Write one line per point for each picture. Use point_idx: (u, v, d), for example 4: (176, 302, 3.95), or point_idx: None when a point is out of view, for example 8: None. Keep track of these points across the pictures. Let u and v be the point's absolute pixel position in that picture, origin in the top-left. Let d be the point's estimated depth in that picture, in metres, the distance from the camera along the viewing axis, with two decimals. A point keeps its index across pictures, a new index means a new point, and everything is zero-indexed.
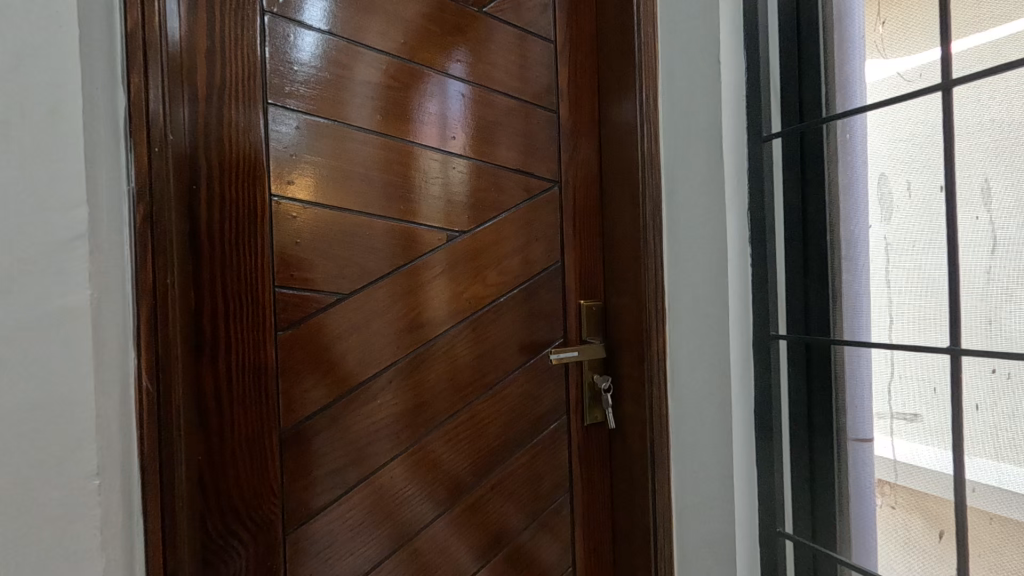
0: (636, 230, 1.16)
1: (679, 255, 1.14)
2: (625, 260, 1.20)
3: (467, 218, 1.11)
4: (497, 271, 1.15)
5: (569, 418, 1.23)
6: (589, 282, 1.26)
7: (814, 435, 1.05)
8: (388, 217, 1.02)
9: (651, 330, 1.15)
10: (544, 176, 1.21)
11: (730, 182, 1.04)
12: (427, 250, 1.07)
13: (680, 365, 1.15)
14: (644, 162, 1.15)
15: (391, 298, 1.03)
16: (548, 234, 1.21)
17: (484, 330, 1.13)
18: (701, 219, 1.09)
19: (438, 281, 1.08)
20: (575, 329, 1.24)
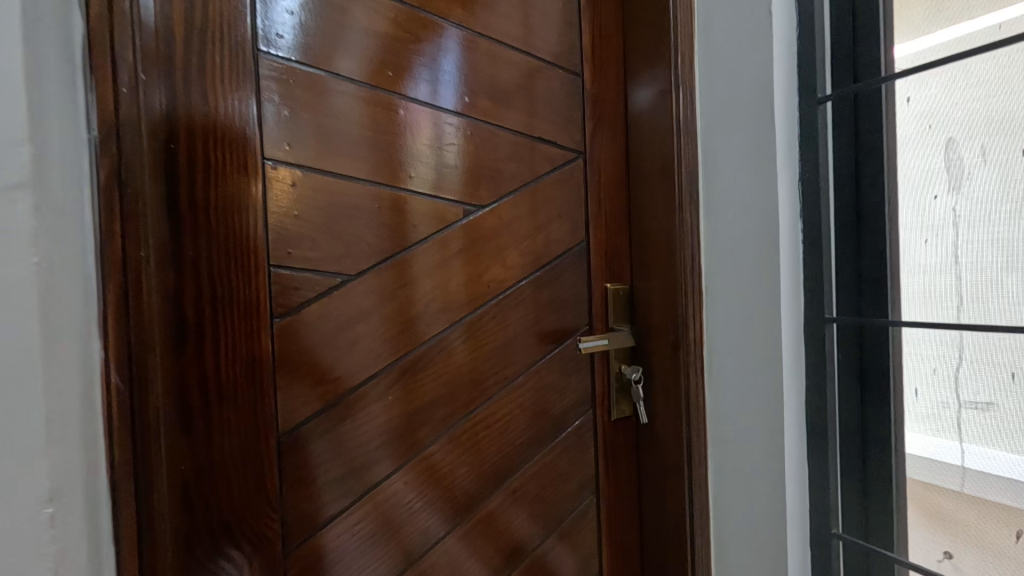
0: (669, 206, 1.06)
1: (718, 232, 1.04)
2: (655, 239, 1.10)
3: (485, 191, 1.00)
4: (518, 251, 1.04)
5: (595, 413, 1.12)
6: (614, 263, 1.15)
7: (867, 427, 0.96)
8: (397, 188, 0.90)
9: (687, 314, 1.05)
10: (566, 147, 1.09)
11: (782, 149, 0.94)
12: (442, 226, 0.95)
13: (717, 353, 1.06)
14: (680, 130, 1.05)
15: (398, 282, 0.90)
16: (572, 210, 1.10)
17: (502, 319, 1.02)
18: (745, 192, 0.99)
19: (453, 262, 0.96)
20: (601, 316, 1.14)
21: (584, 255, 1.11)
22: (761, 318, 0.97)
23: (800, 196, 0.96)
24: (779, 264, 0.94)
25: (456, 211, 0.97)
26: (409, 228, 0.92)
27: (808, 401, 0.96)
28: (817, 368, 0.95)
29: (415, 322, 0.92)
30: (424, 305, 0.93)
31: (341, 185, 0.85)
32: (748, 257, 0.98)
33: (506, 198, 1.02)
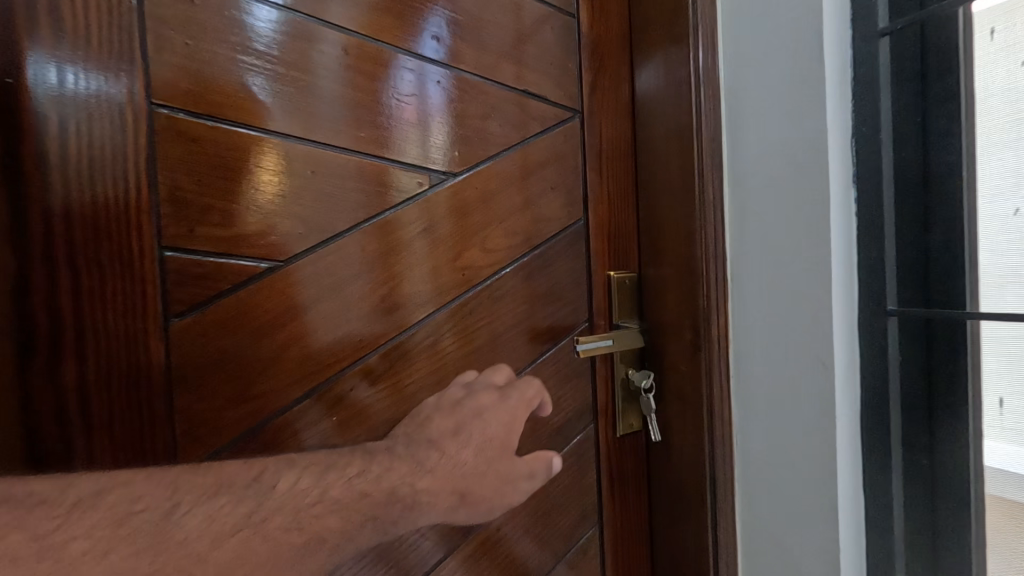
0: (686, 174, 0.87)
1: (746, 206, 0.85)
2: (669, 216, 0.90)
3: (458, 155, 0.80)
4: (502, 230, 0.84)
5: (597, 428, 0.93)
6: (619, 247, 0.96)
7: (936, 452, 0.74)
8: (339, 149, 0.70)
9: (709, 307, 0.85)
10: (559, 105, 0.90)
11: (833, 91, 0.73)
12: (399, 198, 0.75)
13: (745, 354, 0.86)
14: (698, 79, 0.85)
15: (337, 268, 0.70)
16: (567, 182, 0.91)
17: (482, 316, 0.82)
18: (780, 153, 0.79)
19: (416, 245, 0.76)
20: (604, 309, 0.95)
21: (582, 236, 0.92)
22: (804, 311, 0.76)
23: (851, 159, 0.77)
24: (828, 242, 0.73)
25: (419, 180, 0.76)
26: (354, 200, 0.71)
27: (866, 415, 0.78)
28: (876, 374, 0.76)
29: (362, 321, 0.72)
30: (376, 298, 0.73)
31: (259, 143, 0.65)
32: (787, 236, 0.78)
33: (482, 165, 0.82)
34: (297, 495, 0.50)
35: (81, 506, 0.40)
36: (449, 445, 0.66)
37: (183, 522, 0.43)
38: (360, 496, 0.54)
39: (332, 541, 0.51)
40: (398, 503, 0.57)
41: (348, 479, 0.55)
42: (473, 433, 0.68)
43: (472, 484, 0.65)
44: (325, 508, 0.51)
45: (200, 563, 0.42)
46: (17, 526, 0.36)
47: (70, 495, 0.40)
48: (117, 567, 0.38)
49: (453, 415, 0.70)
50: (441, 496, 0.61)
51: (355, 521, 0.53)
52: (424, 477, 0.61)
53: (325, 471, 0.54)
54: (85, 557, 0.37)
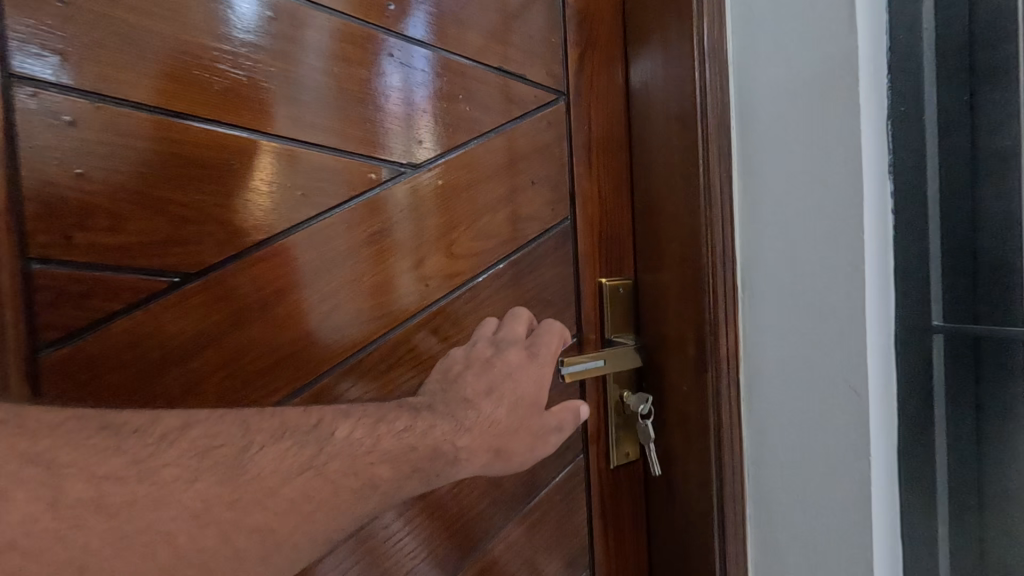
0: (688, 164, 0.74)
1: (759, 203, 0.72)
2: (669, 213, 0.78)
3: (419, 145, 0.68)
4: (475, 232, 0.72)
5: (588, 459, 0.81)
6: (612, 249, 0.84)
7: (988, 506, 0.60)
8: (271, 136, 0.58)
9: (716, 322, 0.73)
10: (542, 85, 0.78)
11: (864, 65, 0.61)
12: (348, 195, 0.63)
13: (758, 377, 0.73)
14: (702, 55, 0.73)
15: (273, 277, 0.59)
16: (552, 176, 0.78)
17: (450, 333, 0.71)
18: (801, 137, 0.66)
19: (369, 250, 0.64)
20: (594, 322, 0.83)
21: (569, 238, 0.80)
22: (832, 325, 0.64)
23: (888, 142, 0.63)
24: (861, 242, 0.61)
25: (373, 173, 0.65)
26: (291, 198, 0.59)
27: (902, 456, 0.64)
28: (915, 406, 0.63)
29: (304, 340, 0.61)
30: (321, 313, 0.62)
31: (162, 128, 0.53)
32: (810, 238, 0.66)
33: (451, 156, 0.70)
34: (352, 444, 0.47)
35: (171, 436, 0.38)
36: (483, 405, 0.58)
37: (257, 460, 0.40)
38: (410, 448, 0.50)
39: (385, 489, 0.48)
40: (441, 457, 0.52)
41: (396, 433, 0.50)
42: (506, 390, 0.61)
43: (506, 441, 0.59)
44: (377, 458, 0.47)
45: (270, 498, 0.40)
46: (115, 449, 0.36)
47: (158, 426, 0.39)
48: (199, 497, 0.37)
49: (485, 371, 0.61)
50: (476, 454, 0.56)
51: (404, 473, 0.49)
52: (462, 437, 0.55)
53: (369, 424, 0.49)
54: (177, 483, 0.36)
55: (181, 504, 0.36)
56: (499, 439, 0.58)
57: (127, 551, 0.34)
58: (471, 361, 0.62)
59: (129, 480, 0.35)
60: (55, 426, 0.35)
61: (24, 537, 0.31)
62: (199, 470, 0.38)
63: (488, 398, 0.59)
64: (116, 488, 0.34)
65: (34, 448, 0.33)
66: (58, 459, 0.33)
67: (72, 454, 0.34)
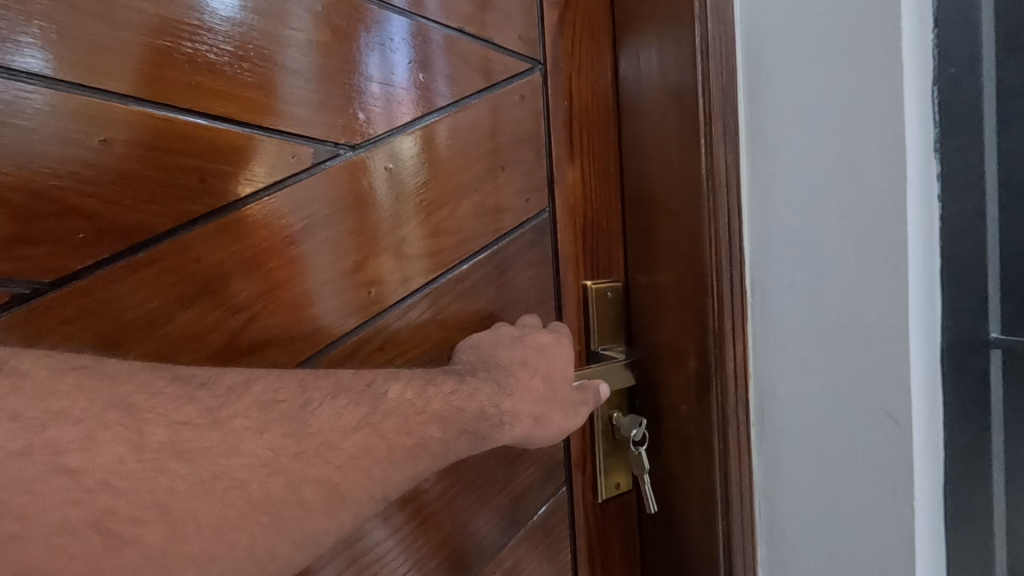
0: (688, 145, 0.62)
1: (773, 191, 0.60)
2: (666, 205, 0.66)
3: (359, 122, 0.54)
4: (434, 228, 0.60)
5: (572, 493, 0.70)
6: (597, 247, 0.72)
7: None
8: (153, 105, 0.44)
9: (723, 334, 0.61)
10: (514, 52, 0.65)
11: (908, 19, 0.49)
12: (264, 183, 0.49)
13: (774, 399, 0.61)
14: (705, 12, 0.60)
15: (161, 285, 0.46)
16: (526, 162, 0.66)
17: (400, 350, 0.58)
18: (827, 109, 0.54)
19: (289, 252, 0.51)
20: (578, 333, 0.71)
21: (547, 234, 0.68)
22: (866, 338, 0.53)
23: (934, 113, 0.51)
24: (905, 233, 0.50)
25: (296, 156, 0.51)
26: (184, 186, 0.46)
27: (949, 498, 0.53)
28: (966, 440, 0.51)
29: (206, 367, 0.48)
30: (228, 332, 0.49)
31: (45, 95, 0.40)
32: (841, 230, 0.54)
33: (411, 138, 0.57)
34: (404, 405, 0.48)
35: (236, 391, 0.41)
36: (522, 375, 0.58)
37: (317, 414, 0.43)
38: (457, 410, 0.51)
39: (434, 449, 0.49)
40: (487, 420, 0.54)
41: (445, 394, 0.51)
42: (540, 368, 0.60)
43: (549, 407, 0.59)
44: (427, 417, 0.49)
45: (331, 451, 0.43)
46: (190, 399, 0.39)
47: (223, 382, 0.41)
48: (267, 446, 0.40)
49: (516, 344, 0.60)
50: (523, 418, 0.57)
51: (452, 433, 0.50)
52: (508, 400, 0.56)
53: (418, 385, 0.50)
54: (247, 433, 0.40)
55: (249, 452, 0.39)
56: (543, 407, 0.58)
57: (206, 494, 0.37)
58: (502, 336, 0.60)
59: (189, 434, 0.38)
60: (135, 375, 0.38)
61: (117, 478, 0.35)
62: (266, 422, 0.41)
63: (523, 373, 0.58)
64: (192, 435, 0.37)
65: (119, 395, 0.36)
66: (139, 405, 0.37)
67: (153, 400, 0.37)
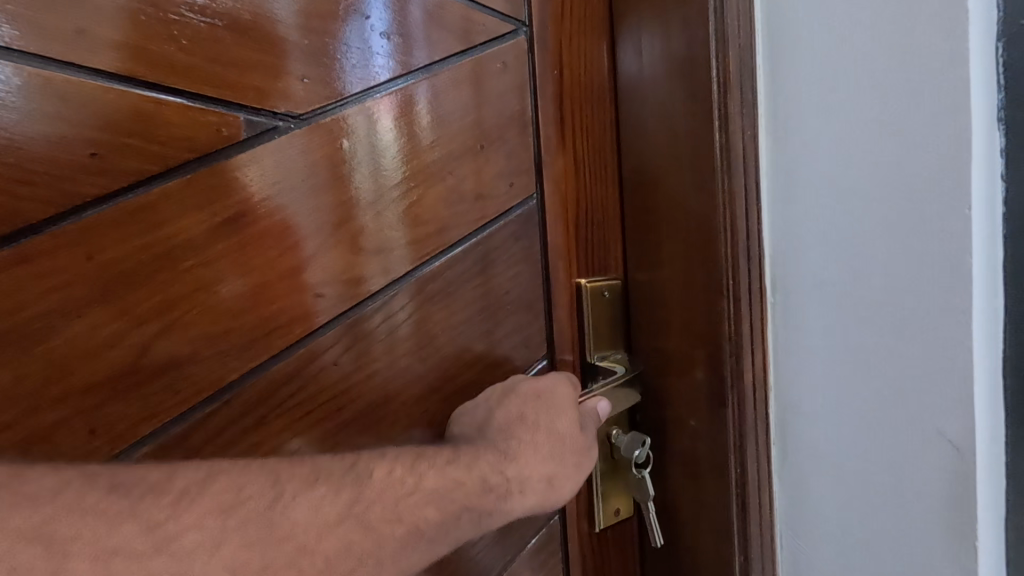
0: (697, 120, 0.53)
1: (800, 172, 0.51)
2: (672, 190, 0.57)
3: (302, 87, 0.44)
4: (399, 216, 0.50)
5: (564, 523, 0.61)
6: (592, 240, 0.63)
7: None
8: (30, 58, 0.35)
9: (741, 339, 0.52)
10: (494, 11, 0.55)
11: None
12: (182, 159, 0.40)
13: (801, 416, 0.53)
14: None
15: (35, 290, 0.36)
16: (508, 141, 0.57)
17: (357, 363, 0.49)
18: (865, 73, 0.46)
19: (214, 245, 0.41)
20: (571, 338, 0.62)
21: (534, 226, 0.59)
22: (910, 341, 0.45)
23: (997, 72, 0.42)
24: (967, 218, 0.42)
25: (222, 127, 0.41)
26: (70, 162, 0.36)
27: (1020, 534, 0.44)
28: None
29: (103, 393, 0.38)
30: (132, 347, 0.39)
31: None
32: (884, 216, 0.46)
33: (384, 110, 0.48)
34: (393, 487, 0.41)
35: (189, 495, 0.33)
36: (524, 433, 0.52)
37: (288, 512, 0.36)
38: (457, 484, 0.46)
39: (433, 534, 0.43)
40: (492, 492, 0.48)
41: (441, 468, 0.45)
42: (541, 421, 0.53)
43: (561, 466, 0.53)
44: (422, 494, 0.43)
45: (307, 557, 0.36)
46: (129, 515, 0.31)
47: (176, 483, 0.33)
48: (228, 565, 0.33)
49: (510, 401, 0.53)
50: (534, 483, 0.51)
51: (453, 512, 0.45)
52: (512, 467, 0.50)
53: (407, 460, 0.43)
54: (200, 551, 0.32)
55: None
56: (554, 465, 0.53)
57: None
58: (493, 392, 0.54)
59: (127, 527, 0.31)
60: (56, 492, 0.30)
61: None
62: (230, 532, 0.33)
63: (525, 435, 0.52)
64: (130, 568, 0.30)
65: (36, 523, 0.29)
66: (60, 534, 0.29)
67: (79, 528, 0.30)
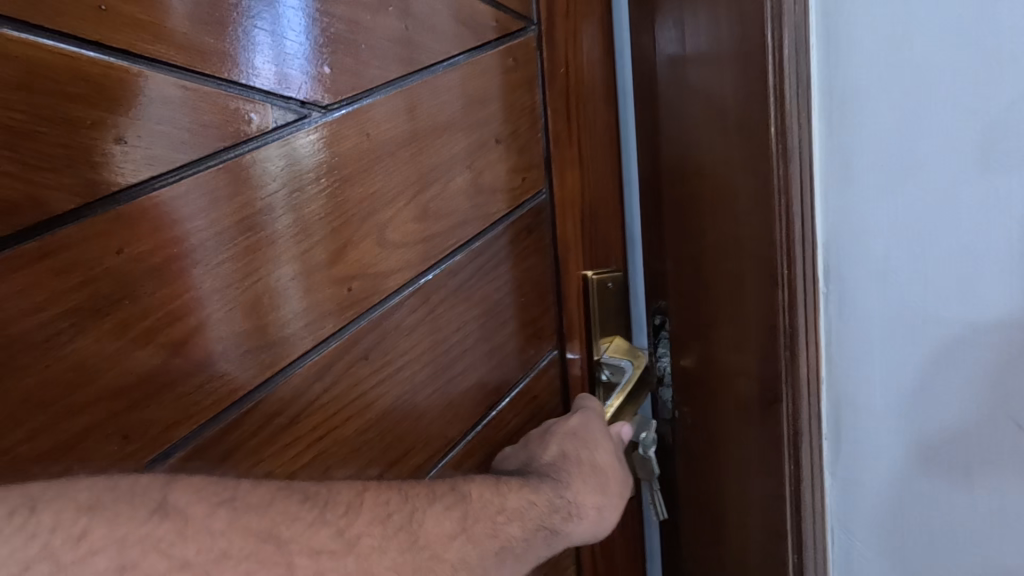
0: (752, 101, 0.50)
1: (857, 160, 0.49)
2: (721, 177, 0.54)
3: (329, 77, 0.42)
4: (422, 210, 0.49)
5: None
6: (596, 234, 0.64)
7: None
8: (65, 38, 0.33)
9: (798, 333, 0.50)
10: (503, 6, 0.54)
11: None
12: (212, 147, 0.38)
13: (854, 408, 0.52)
14: None
15: (60, 286, 0.33)
16: (520, 136, 0.57)
17: (382, 359, 0.47)
18: (938, 56, 0.44)
19: (244, 238, 0.39)
20: (579, 328, 0.64)
21: (545, 219, 0.60)
22: (984, 329, 0.44)
23: None
24: None
25: (253, 113, 0.39)
26: (104, 149, 0.34)
27: None
28: None
29: (134, 395, 0.36)
30: (164, 345, 0.37)
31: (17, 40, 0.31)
32: (951, 208, 0.45)
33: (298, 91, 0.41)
34: (487, 504, 0.44)
35: (352, 509, 0.37)
36: (571, 466, 0.53)
37: (423, 526, 0.39)
38: (532, 504, 0.47)
39: (520, 549, 0.45)
40: (557, 514, 0.48)
41: (518, 489, 0.47)
42: (583, 455, 0.54)
43: (608, 493, 0.53)
44: (508, 513, 0.45)
45: (438, 564, 0.39)
46: (320, 522, 0.35)
47: (340, 497, 0.37)
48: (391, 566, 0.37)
49: (549, 441, 0.55)
50: (587, 510, 0.51)
51: (531, 530, 0.46)
52: (568, 491, 0.50)
53: (490, 488, 0.45)
54: (373, 555, 0.36)
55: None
56: (603, 495, 0.52)
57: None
58: (531, 435, 0.57)
59: (268, 550, 0.33)
60: (265, 506, 0.34)
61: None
62: (383, 539, 0.37)
63: (571, 465, 0.53)
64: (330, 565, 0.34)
65: (266, 527, 0.33)
66: (283, 535, 0.33)
67: (292, 528, 0.34)
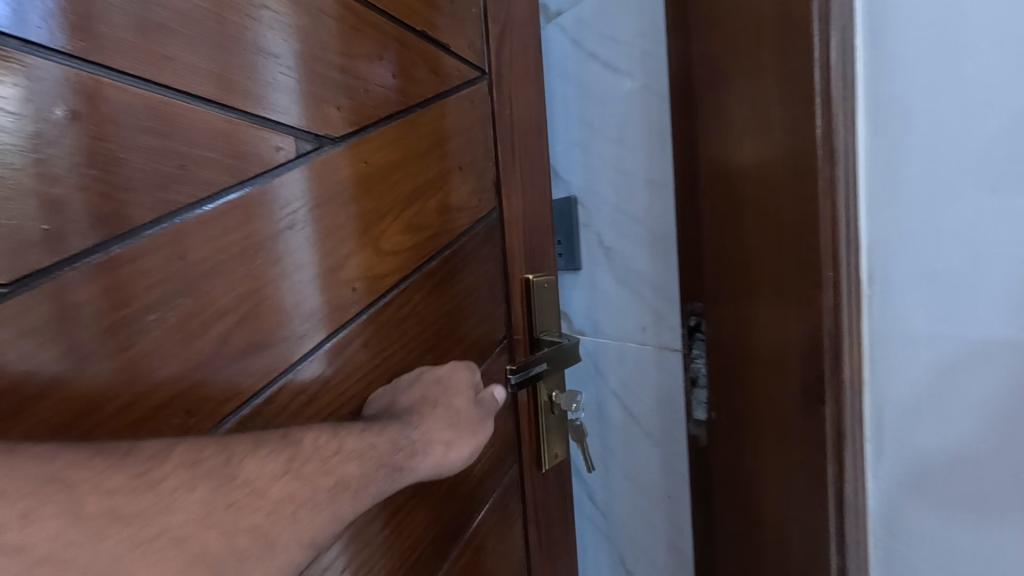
0: (799, 112, 0.50)
1: (908, 160, 0.48)
2: (762, 179, 0.54)
3: (337, 113, 0.52)
4: (406, 224, 0.58)
5: (521, 473, 0.73)
6: (534, 240, 0.72)
7: None
8: (138, 81, 0.40)
9: (841, 336, 0.50)
10: (463, 59, 0.65)
11: None
12: (249, 174, 0.46)
13: (896, 407, 0.52)
14: None
15: (131, 280, 0.40)
16: (478, 163, 0.67)
17: (376, 342, 0.56)
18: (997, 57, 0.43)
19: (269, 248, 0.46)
20: (522, 319, 0.72)
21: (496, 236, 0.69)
22: None
23: None
24: None
25: (280, 145, 0.48)
26: (169, 172, 0.41)
27: None
28: None
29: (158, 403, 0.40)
30: (217, 332, 0.44)
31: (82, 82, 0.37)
32: (1002, 205, 0.44)
33: (25, 33, 0.35)
34: (319, 449, 0.42)
35: (157, 458, 0.34)
36: (428, 413, 0.54)
37: (245, 464, 0.37)
38: (373, 445, 0.47)
39: (358, 486, 0.44)
40: (400, 453, 0.49)
41: (358, 433, 0.46)
42: (441, 401, 0.56)
43: (458, 432, 0.56)
44: (345, 455, 0.44)
45: (259, 500, 0.37)
46: (115, 467, 0.32)
47: (141, 450, 0.34)
48: (199, 501, 0.34)
49: (410, 389, 0.56)
50: (434, 446, 0.53)
51: (372, 467, 0.45)
52: (416, 430, 0.52)
53: (325, 433, 0.43)
54: (176, 493, 0.33)
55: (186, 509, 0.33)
56: (454, 431, 0.56)
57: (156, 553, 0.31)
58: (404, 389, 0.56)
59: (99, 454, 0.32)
60: (54, 455, 0.31)
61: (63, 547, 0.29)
62: (198, 483, 0.35)
63: (426, 407, 0.55)
64: (127, 499, 0.32)
65: (50, 470, 0.30)
66: (75, 480, 0.31)
67: (91, 474, 0.31)
